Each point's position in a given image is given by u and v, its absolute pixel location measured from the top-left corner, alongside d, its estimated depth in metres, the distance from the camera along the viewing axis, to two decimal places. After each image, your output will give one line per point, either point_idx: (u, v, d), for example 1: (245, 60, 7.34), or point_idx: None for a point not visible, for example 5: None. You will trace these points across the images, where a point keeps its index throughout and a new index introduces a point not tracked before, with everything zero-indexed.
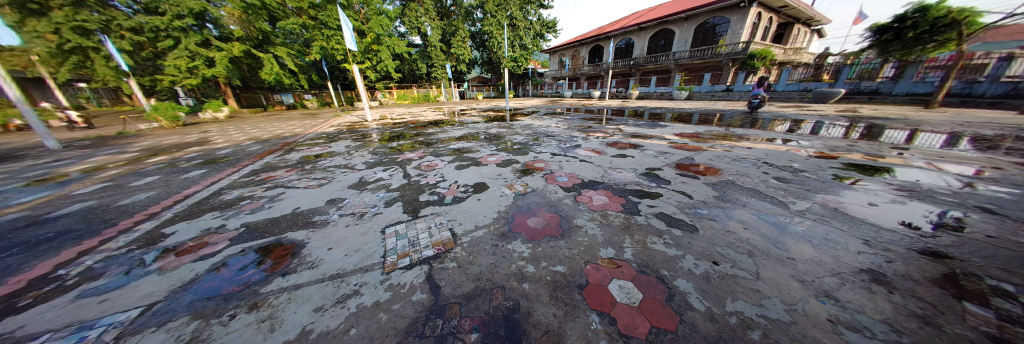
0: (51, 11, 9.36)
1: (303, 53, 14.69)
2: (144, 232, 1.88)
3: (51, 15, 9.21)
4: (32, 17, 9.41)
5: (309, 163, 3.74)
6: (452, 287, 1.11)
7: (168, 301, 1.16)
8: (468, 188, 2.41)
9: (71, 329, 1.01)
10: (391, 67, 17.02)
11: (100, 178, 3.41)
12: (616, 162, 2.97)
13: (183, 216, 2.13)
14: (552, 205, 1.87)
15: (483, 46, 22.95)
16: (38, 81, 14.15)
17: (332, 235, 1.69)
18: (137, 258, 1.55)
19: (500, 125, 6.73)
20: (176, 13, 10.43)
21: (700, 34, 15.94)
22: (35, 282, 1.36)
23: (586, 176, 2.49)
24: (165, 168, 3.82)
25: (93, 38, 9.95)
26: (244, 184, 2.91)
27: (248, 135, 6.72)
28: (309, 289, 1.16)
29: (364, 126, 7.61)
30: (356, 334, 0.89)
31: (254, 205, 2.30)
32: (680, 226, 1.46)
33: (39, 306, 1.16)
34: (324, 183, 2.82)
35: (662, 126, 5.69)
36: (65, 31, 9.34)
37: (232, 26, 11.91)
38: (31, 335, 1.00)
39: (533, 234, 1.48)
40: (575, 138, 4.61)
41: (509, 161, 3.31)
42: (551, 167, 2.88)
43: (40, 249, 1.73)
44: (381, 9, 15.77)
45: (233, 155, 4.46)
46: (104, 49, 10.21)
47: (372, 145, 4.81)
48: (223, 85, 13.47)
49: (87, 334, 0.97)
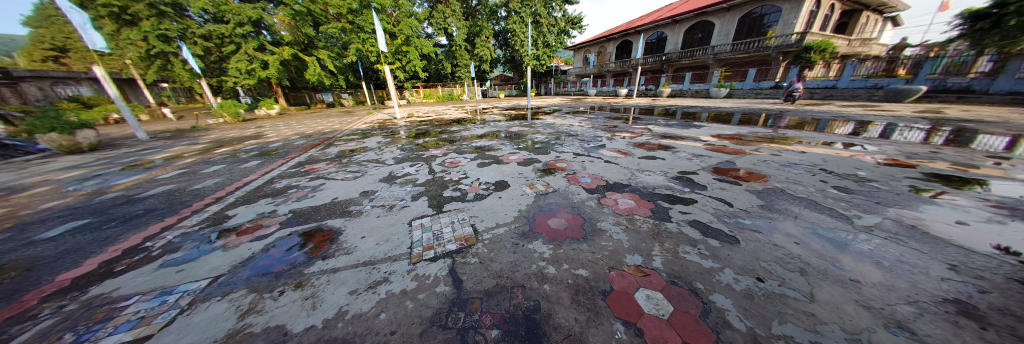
0: (141, 22, 10.98)
1: (340, 55, 15.86)
2: (212, 213, 2.19)
3: (141, 25, 10.82)
4: (126, 27, 11.29)
5: (345, 156, 4.05)
6: (473, 282, 1.13)
7: (230, 274, 1.33)
8: (489, 186, 2.44)
9: (156, 292, 1.21)
10: (419, 67, 17.75)
11: (176, 166, 3.99)
12: (644, 163, 2.82)
13: (242, 200, 2.43)
14: (574, 206, 1.83)
15: (507, 45, 22.97)
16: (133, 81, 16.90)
17: (365, 224, 1.81)
18: (206, 236, 1.80)
19: (521, 124, 6.72)
20: (238, 22, 11.76)
21: (745, 25, 14.51)
22: (131, 251, 1.65)
23: (611, 178, 2.40)
24: (228, 158, 4.38)
25: (172, 44, 11.52)
26: (291, 174, 3.24)
27: (293, 130, 7.45)
28: (345, 273, 1.26)
29: (393, 124, 8.05)
30: (385, 319, 0.95)
31: (300, 193, 2.55)
32: (718, 237, 1.34)
33: (134, 271, 1.41)
34: (357, 175, 3.04)
35: (697, 127, 5.27)
36: (152, 38, 10.95)
37: (282, 32, 13.23)
38: (124, 295, 1.22)
39: (555, 236, 1.46)
40: (599, 138, 4.47)
41: (530, 160, 3.30)
42: (573, 167, 2.82)
43: (135, 223, 2.10)
44: (410, 11, 16.59)
45: (282, 148, 4.99)
46: (180, 54, 11.82)
47: (400, 142, 5.08)
48: (275, 85, 15.08)
49: (167, 299, 1.16)
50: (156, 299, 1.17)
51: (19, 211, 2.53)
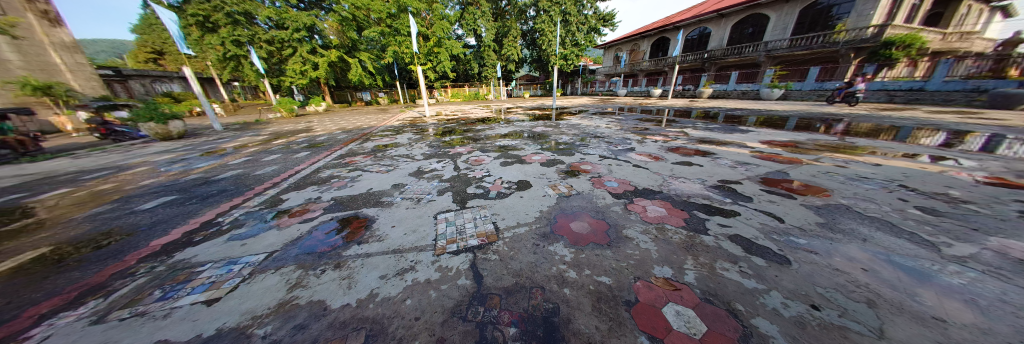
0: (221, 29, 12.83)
1: (378, 56, 17.05)
2: (269, 196, 2.50)
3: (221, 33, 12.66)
4: (209, 34, 13.28)
5: (380, 151, 4.36)
6: (493, 279, 1.15)
7: (282, 251, 1.51)
8: (511, 185, 2.46)
9: (224, 262, 1.42)
10: (448, 67, 18.45)
11: (243, 154, 4.63)
12: (677, 169, 2.63)
13: (293, 186, 2.74)
14: (599, 211, 1.77)
15: (534, 44, 22.84)
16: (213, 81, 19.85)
17: (396, 215, 1.94)
18: (264, 216, 2.06)
19: (545, 124, 6.65)
20: (296, 28, 13.24)
21: (807, 17, 12.84)
22: (207, 225, 1.95)
23: (640, 183, 2.28)
24: (283, 148, 4.97)
25: (243, 48, 13.32)
26: (333, 165, 3.57)
27: (336, 126, 8.21)
28: (377, 259, 1.36)
29: (422, 121, 8.45)
30: (410, 305, 1.02)
31: (339, 183, 2.80)
32: (764, 255, 1.20)
33: (210, 242, 1.68)
34: (390, 169, 3.25)
35: (742, 132, 4.78)
36: (228, 44, 12.76)
37: (331, 36, 14.61)
38: (202, 262, 1.45)
39: (577, 239, 1.42)
40: (628, 140, 4.26)
41: (553, 161, 3.26)
42: (598, 170, 2.73)
43: (211, 200, 2.47)
44: (443, 14, 17.29)
45: (327, 141, 5.51)
46: (249, 57, 13.61)
47: (428, 138, 5.33)
48: (323, 84, 16.69)
49: (233, 268, 1.35)
50: (227, 267, 1.38)
51: (131, 186, 3.13)
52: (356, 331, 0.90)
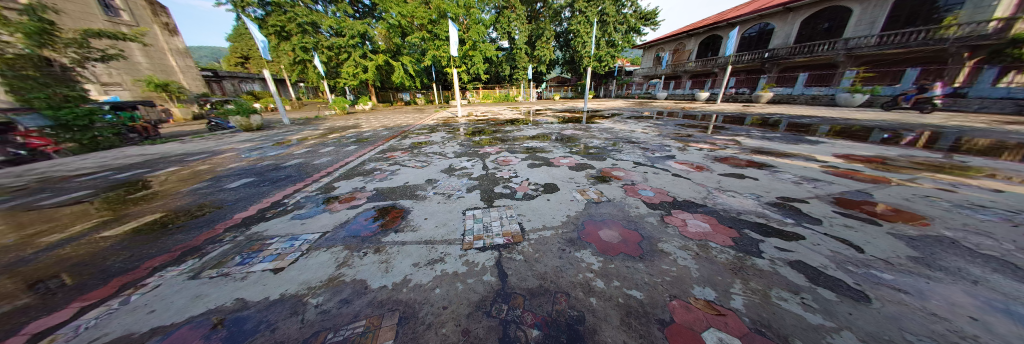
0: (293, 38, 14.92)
1: (418, 60, 18.27)
2: (324, 183, 2.84)
3: (293, 41, 14.71)
4: (283, 41, 15.52)
5: (416, 148, 4.66)
6: (517, 278, 1.16)
7: (332, 233, 1.70)
8: (538, 187, 2.45)
9: (288, 238, 1.66)
10: (482, 69, 19.06)
11: (304, 145, 5.32)
12: (725, 182, 2.37)
13: (343, 176, 3.08)
14: (631, 220, 1.67)
15: (567, 46, 22.41)
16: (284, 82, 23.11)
17: (428, 208, 2.06)
18: (319, 200, 2.34)
19: (575, 127, 6.50)
20: (351, 35, 14.82)
21: (905, 9, 10.71)
22: (276, 204, 2.29)
23: (679, 194, 2.11)
24: (335, 142, 5.59)
25: (308, 54, 15.29)
26: (376, 159, 3.91)
27: (379, 123, 8.97)
28: (411, 247, 1.46)
29: (454, 121, 8.82)
30: (439, 294, 1.07)
31: (380, 175, 3.06)
32: (835, 287, 1.01)
33: (277, 219, 1.96)
34: (425, 165, 3.46)
35: (811, 143, 4.12)
36: (298, 50, 14.77)
37: (379, 42, 16.04)
38: (272, 236, 1.71)
39: (607, 248, 1.36)
40: (667, 147, 3.95)
41: (582, 165, 3.17)
42: (631, 177, 2.59)
43: (280, 183, 2.90)
44: (479, 18, 17.96)
45: (371, 137, 6.06)
46: (312, 61, 15.59)
47: (460, 138, 5.54)
48: (370, 86, 18.40)
49: (294, 243, 1.57)
50: (289, 242, 1.60)
51: (221, 168, 3.79)
52: (390, 311, 0.98)
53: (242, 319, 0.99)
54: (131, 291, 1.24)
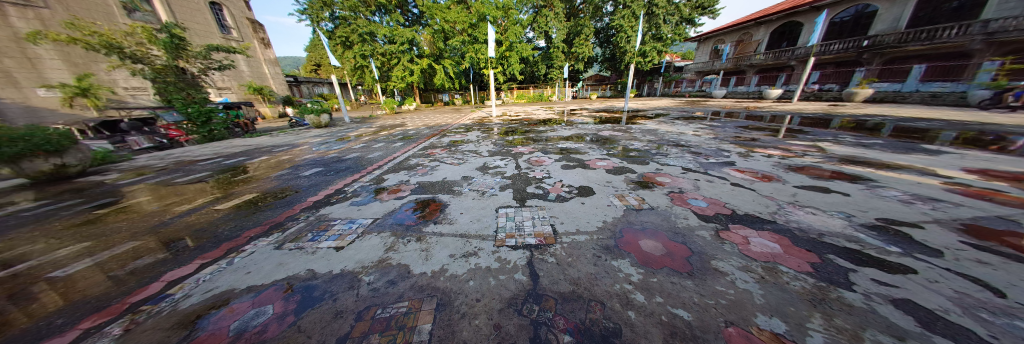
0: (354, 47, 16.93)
1: (458, 63, 19.18)
2: (375, 175, 3.18)
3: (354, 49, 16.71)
4: (346, 50, 17.73)
5: (454, 146, 4.91)
6: (549, 281, 1.14)
7: (380, 220, 1.89)
8: (572, 189, 2.38)
9: (345, 221, 1.89)
10: (517, 70, 19.25)
11: (360, 141, 6.01)
12: (799, 195, 2.01)
13: (390, 169, 3.40)
14: (678, 232, 1.51)
15: (608, 42, 21.23)
16: (345, 85, 26.40)
17: (463, 203, 2.15)
18: (370, 190, 2.62)
19: (614, 128, 6.14)
20: (401, 42, 16.25)
21: None
22: (337, 191, 2.64)
23: (737, 206, 1.86)
24: (385, 139, 6.19)
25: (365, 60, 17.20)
26: (419, 155, 4.23)
27: (422, 122, 9.68)
28: (448, 239, 1.55)
29: (489, 121, 9.06)
30: (472, 286, 1.12)
31: (421, 170, 3.30)
32: (972, 340, 0.76)
33: (336, 205, 2.25)
34: (461, 162, 3.62)
35: (929, 152, 3.25)
36: (357, 57, 16.73)
37: (424, 47, 17.31)
38: (333, 218, 1.97)
39: (650, 260, 1.25)
40: (724, 153, 3.49)
41: (621, 168, 2.99)
42: (678, 184, 2.36)
43: (341, 174, 3.34)
44: (517, 19, 18.40)
45: (415, 135, 6.56)
46: (368, 67, 17.52)
47: (494, 137, 5.67)
48: (415, 88, 19.96)
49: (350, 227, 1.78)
50: (349, 224, 1.84)
51: (298, 158, 4.51)
52: (429, 297, 1.06)
53: (311, 287, 1.17)
54: (234, 254, 1.56)
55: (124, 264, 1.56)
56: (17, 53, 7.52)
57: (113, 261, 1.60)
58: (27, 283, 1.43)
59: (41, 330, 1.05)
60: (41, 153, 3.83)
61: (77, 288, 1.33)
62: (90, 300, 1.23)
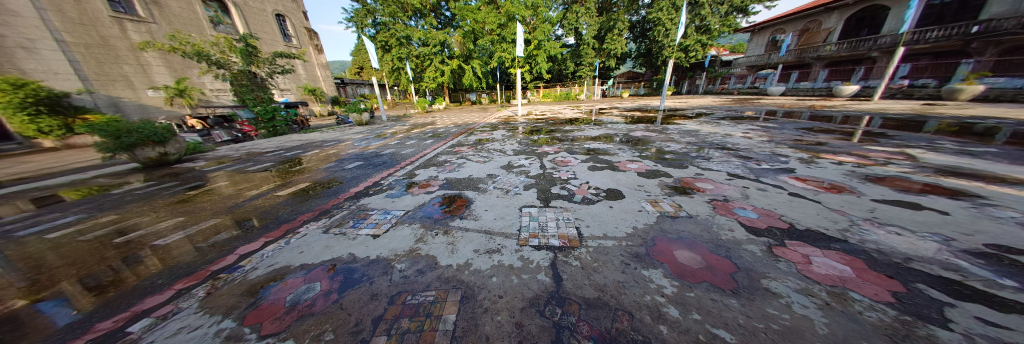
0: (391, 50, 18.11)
1: (486, 62, 19.52)
2: (407, 170, 3.38)
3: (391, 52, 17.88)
4: (385, 53, 19.04)
5: (480, 144, 5.02)
6: (573, 285, 1.11)
7: (410, 213, 2.00)
8: (599, 192, 2.29)
9: (380, 212, 2.03)
10: (544, 68, 19.01)
11: (394, 138, 6.43)
12: (878, 211, 1.70)
13: (420, 165, 3.58)
14: (721, 245, 1.37)
15: (644, 36, 19.93)
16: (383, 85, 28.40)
17: (488, 201, 2.19)
18: (402, 184, 2.79)
19: (648, 128, 5.77)
20: (433, 44, 16.99)
21: None
22: (373, 184, 2.85)
23: (794, 219, 1.62)
24: (417, 136, 6.54)
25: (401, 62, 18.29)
26: (447, 152, 4.41)
27: (451, 121, 10.05)
28: (473, 235, 1.59)
29: (515, 120, 9.08)
30: (495, 283, 1.14)
31: (449, 167, 3.42)
32: None
33: (372, 196, 2.43)
34: (486, 160, 3.69)
35: None
36: (394, 59, 17.88)
37: (455, 48, 17.89)
38: (369, 209, 2.13)
39: (687, 273, 1.15)
40: (778, 158, 3.08)
41: (654, 171, 2.80)
42: (721, 192, 2.13)
43: (377, 168, 3.60)
44: (546, 17, 18.25)
45: (443, 133, 6.83)
46: (403, 68, 18.62)
47: (519, 136, 5.67)
48: (445, 87, 20.74)
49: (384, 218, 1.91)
50: (384, 214, 1.98)
51: (342, 152, 4.98)
52: (454, 288, 1.10)
53: (351, 270, 1.28)
54: (290, 235, 1.77)
55: (207, 238, 1.87)
56: (134, 60, 9.24)
57: (199, 235, 1.93)
58: (139, 248, 1.79)
59: (148, 288, 1.31)
60: (150, 143, 4.72)
61: (171, 255, 1.64)
62: (180, 266, 1.50)
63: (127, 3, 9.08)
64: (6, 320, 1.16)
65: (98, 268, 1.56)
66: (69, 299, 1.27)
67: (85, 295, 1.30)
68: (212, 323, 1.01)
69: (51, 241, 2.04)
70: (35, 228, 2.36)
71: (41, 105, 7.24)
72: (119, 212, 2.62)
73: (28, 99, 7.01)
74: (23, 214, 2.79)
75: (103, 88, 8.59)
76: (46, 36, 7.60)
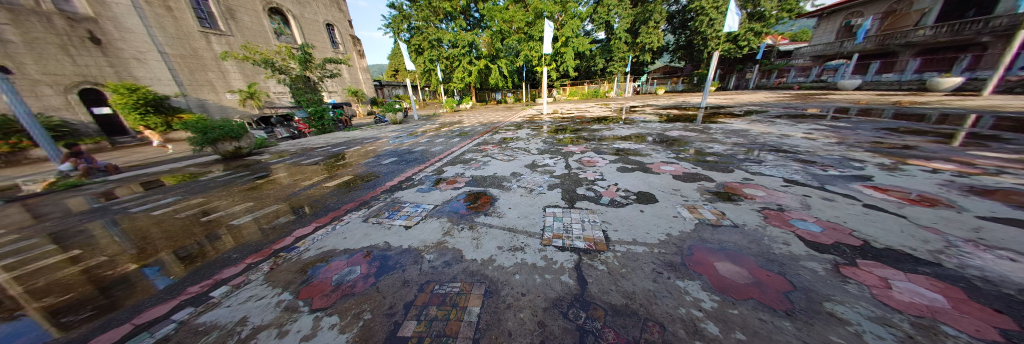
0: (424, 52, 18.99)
1: (512, 62, 19.59)
2: (436, 166, 3.54)
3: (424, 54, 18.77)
4: (418, 55, 20.05)
5: (505, 142, 5.06)
6: (598, 289, 1.08)
7: (438, 207, 2.09)
8: (628, 194, 2.18)
9: (411, 205, 2.16)
10: (572, 66, 18.47)
11: (425, 136, 6.77)
12: (990, 230, 1.37)
13: (448, 162, 3.72)
14: (774, 260, 1.21)
15: (684, 27, 18.35)
16: (415, 86, 29.94)
17: (512, 199, 2.21)
18: (431, 180, 2.92)
19: (685, 128, 5.33)
20: (462, 45, 17.46)
21: None
22: (405, 179, 3.02)
23: (868, 233, 1.38)
24: (445, 134, 6.81)
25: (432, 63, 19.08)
26: (473, 150, 4.52)
27: (478, 120, 10.27)
28: (498, 232, 1.62)
29: (540, 119, 8.99)
30: (518, 280, 1.14)
31: (475, 164, 3.51)
32: None
33: (404, 191, 2.59)
34: (510, 159, 3.71)
35: None
36: (426, 62, 18.72)
37: (483, 48, 18.19)
38: (401, 202, 2.26)
39: (730, 289, 1.04)
40: (849, 163, 2.64)
41: (692, 175, 2.58)
42: (774, 200, 1.90)
43: (409, 164, 3.83)
44: (575, 12, 17.77)
45: (470, 131, 7.02)
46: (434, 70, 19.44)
47: (543, 135, 5.60)
48: (472, 87, 21.19)
49: (414, 212, 2.02)
50: (415, 208, 2.10)
51: (379, 149, 5.40)
52: (478, 282, 1.14)
53: (386, 257, 1.39)
54: (335, 222, 1.97)
55: (269, 221, 2.16)
56: (216, 68, 10.87)
57: (262, 218, 2.24)
58: (218, 227, 2.14)
59: (225, 261, 1.55)
60: (228, 139, 5.56)
61: (241, 235, 1.93)
62: (247, 244, 1.76)
63: (212, 20, 10.75)
64: (124, 280, 1.47)
65: (188, 242, 1.90)
66: (167, 266, 1.57)
67: (179, 264, 1.59)
68: (274, 294, 1.17)
69: (156, 217, 2.53)
70: (145, 206, 2.93)
71: (149, 106, 9.02)
72: (204, 195, 3.15)
73: (139, 101, 8.76)
74: (139, 194, 3.49)
75: (193, 92, 10.33)
76: (152, 49, 9.38)
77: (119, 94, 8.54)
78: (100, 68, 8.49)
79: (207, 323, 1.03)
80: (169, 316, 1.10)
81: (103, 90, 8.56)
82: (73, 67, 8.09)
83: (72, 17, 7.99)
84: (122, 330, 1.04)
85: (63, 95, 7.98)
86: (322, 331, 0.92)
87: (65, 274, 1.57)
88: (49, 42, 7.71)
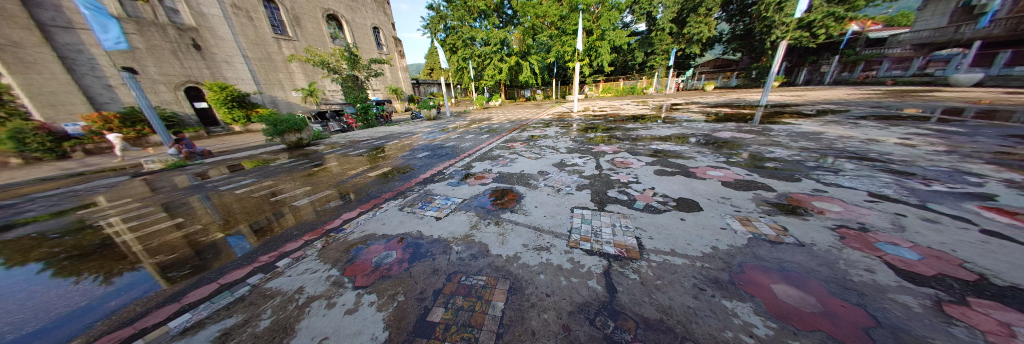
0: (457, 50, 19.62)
1: (543, 58, 19.38)
2: (465, 162, 3.63)
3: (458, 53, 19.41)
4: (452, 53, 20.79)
5: (533, 140, 5.02)
6: (630, 300, 1.01)
7: (465, 201, 2.15)
8: (667, 200, 2.01)
9: (440, 198, 2.25)
10: (606, 61, 17.56)
11: (455, 132, 7.02)
12: None
13: (477, 158, 3.81)
14: (851, 288, 1.02)
15: (742, 14, 16.25)
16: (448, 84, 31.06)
17: (539, 197, 2.19)
18: (459, 174, 3.01)
19: (739, 129, 4.73)
20: (495, 42, 17.66)
21: None
22: (435, 173, 3.15)
23: (989, 266, 1.09)
24: (475, 131, 6.99)
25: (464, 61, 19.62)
26: (501, 147, 4.56)
27: (507, 117, 10.34)
28: (523, 230, 1.61)
29: (569, 117, 8.70)
30: (544, 280, 1.13)
31: (502, 161, 3.55)
32: None
33: (434, 184, 2.71)
34: (538, 157, 3.67)
35: None
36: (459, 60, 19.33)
37: (514, 45, 18.15)
38: (432, 194, 2.38)
39: (789, 315, 0.91)
40: (965, 178, 2.11)
41: (744, 182, 2.29)
42: (852, 218, 1.60)
43: (440, 159, 3.99)
44: (613, 4, 16.96)
45: (499, 128, 7.10)
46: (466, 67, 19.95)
47: (572, 133, 5.43)
48: (502, 85, 21.35)
49: (443, 204, 2.10)
50: (446, 200, 2.20)
51: (414, 143, 5.74)
52: (503, 278, 1.15)
53: (418, 245, 1.48)
54: (376, 209, 2.15)
55: (319, 204, 2.43)
56: (285, 69, 12.55)
57: (314, 201, 2.53)
58: (282, 207, 2.48)
59: (285, 237, 1.78)
60: (292, 131, 6.38)
61: (299, 215, 2.20)
62: (304, 223, 2.01)
63: (283, 27, 12.42)
64: (212, 246, 1.78)
65: (258, 218, 2.23)
66: (243, 237, 1.87)
67: (252, 236, 1.87)
68: (325, 270, 1.32)
69: (237, 195, 3.02)
70: (229, 186, 3.52)
71: (234, 102, 10.76)
72: (271, 179, 3.67)
73: (227, 97, 10.50)
74: (224, 176, 4.18)
75: (267, 90, 12.08)
76: (238, 54, 11.13)
77: (214, 91, 10.30)
78: (200, 69, 10.26)
79: (273, 289, 1.20)
80: (243, 280, 1.31)
81: (202, 87, 10.31)
82: (181, 68, 9.82)
83: (180, 27, 9.73)
84: (210, 288, 1.26)
85: (173, 92, 9.70)
86: (362, 307, 1.01)
87: (173, 237, 1.97)
88: (164, 48, 9.44)
